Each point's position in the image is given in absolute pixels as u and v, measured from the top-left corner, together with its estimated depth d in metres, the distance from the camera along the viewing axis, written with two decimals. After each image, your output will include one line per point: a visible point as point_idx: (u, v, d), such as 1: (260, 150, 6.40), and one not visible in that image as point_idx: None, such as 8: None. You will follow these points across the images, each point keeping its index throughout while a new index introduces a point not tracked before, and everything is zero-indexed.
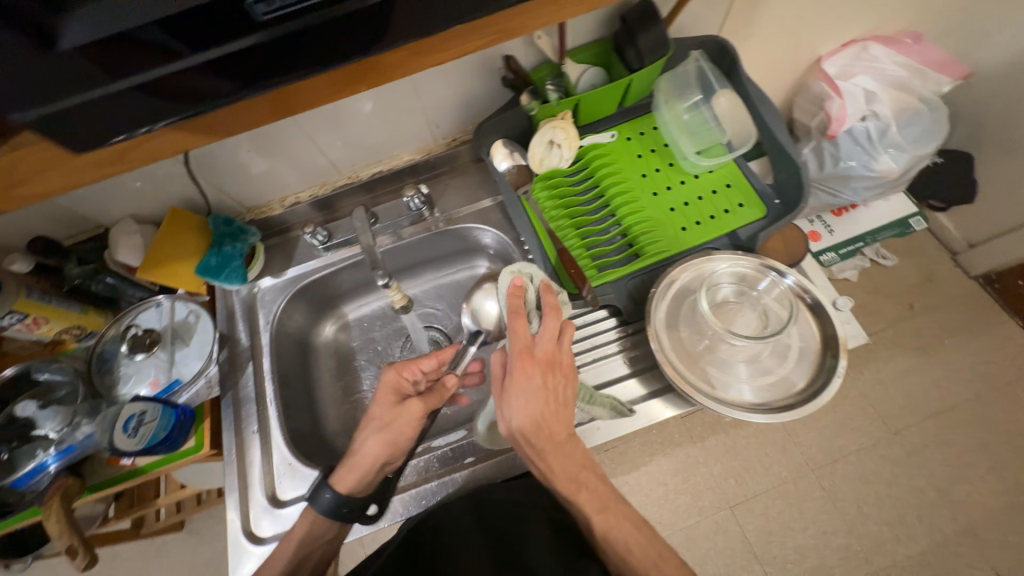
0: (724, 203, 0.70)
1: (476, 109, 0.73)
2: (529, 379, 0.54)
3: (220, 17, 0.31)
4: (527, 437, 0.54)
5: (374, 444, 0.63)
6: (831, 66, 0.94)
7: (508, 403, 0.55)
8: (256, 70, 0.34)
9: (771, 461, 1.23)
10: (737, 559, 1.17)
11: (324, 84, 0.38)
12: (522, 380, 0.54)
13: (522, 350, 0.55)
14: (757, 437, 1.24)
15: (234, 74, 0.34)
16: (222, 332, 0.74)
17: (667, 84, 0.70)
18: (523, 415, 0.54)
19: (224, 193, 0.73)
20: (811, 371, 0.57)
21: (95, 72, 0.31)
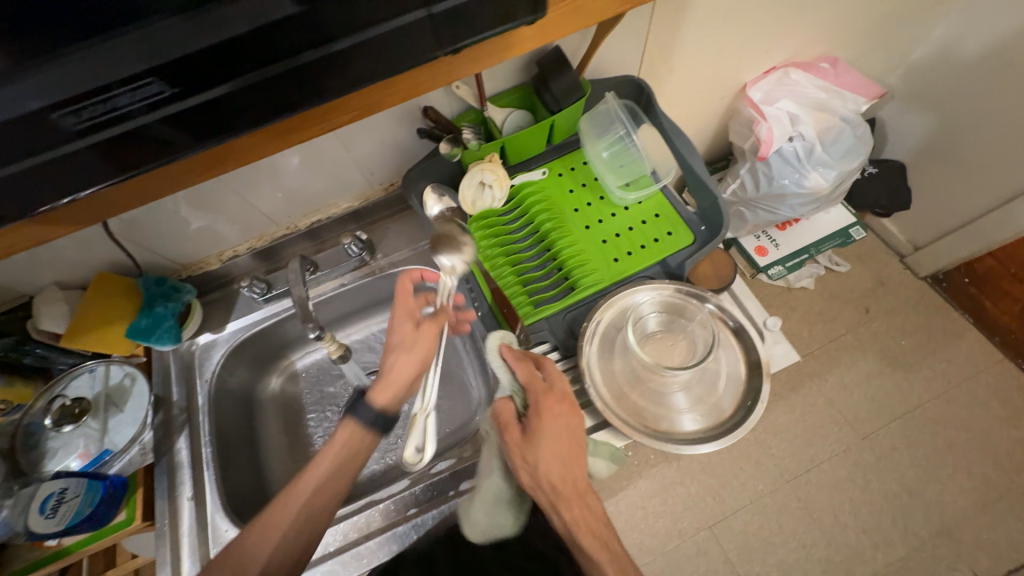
0: (654, 233, 0.72)
1: (409, 155, 0.75)
2: (557, 420, 0.55)
3: (195, 71, 0.32)
4: (554, 482, 0.54)
5: (404, 365, 0.61)
6: (756, 91, 0.99)
7: (533, 448, 0.54)
8: (240, 112, 0.35)
9: (746, 476, 1.22)
10: None
11: (328, 112, 0.39)
12: (553, 422, 0.55)
13: (547, 392, 0.56)
14: (731, 452, 1.24)
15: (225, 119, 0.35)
16: (156, 395, 0.72)
17: (590, 122, 0.72)
18: (551, 459, 0.54)
19: (156, 253, 0.72)
20: (739, 397, 0.58)
21: (96, 122, 0.32)
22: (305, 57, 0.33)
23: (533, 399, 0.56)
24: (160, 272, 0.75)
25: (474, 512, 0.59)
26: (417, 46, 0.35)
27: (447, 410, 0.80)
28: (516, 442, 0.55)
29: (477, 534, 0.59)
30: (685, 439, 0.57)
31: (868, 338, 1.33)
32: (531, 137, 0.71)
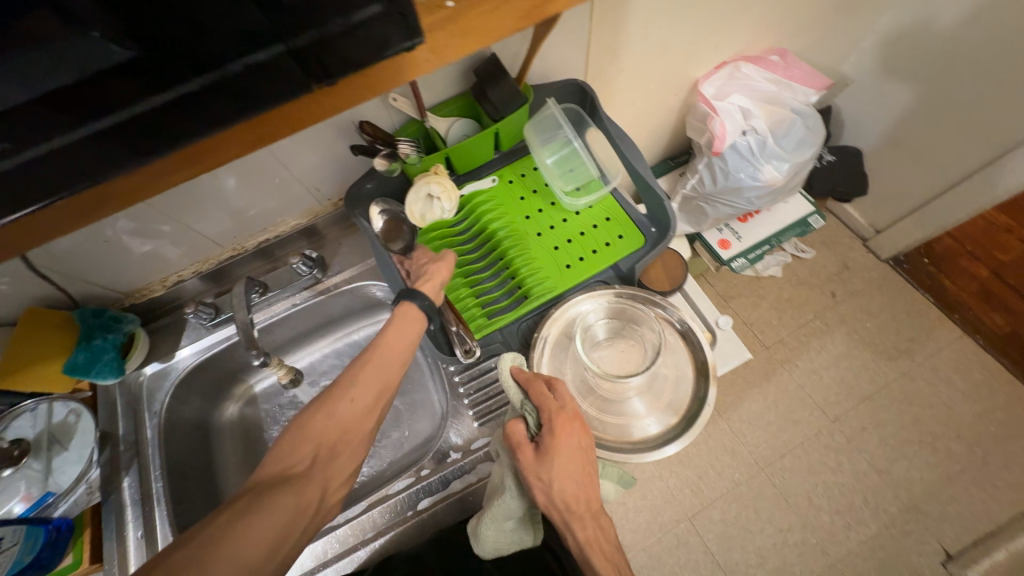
0: (605, 236, 0.72)
1: (355, 169, 0.73)
2: (570, 438, 0.53)
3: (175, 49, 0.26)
4: (568, 501, 0.52)
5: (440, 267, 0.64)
6: (709, 87, 0.99)
7: (546, 467, 0.52)
8: (236, 101, 0.29)
9: (722, 465, 1.24)
10: (701, 571, 1.16)
11: (335, 99, 0.33)
12: (566, 441, 0.52)
13: (560, 409, 0.53)
14: (707, 444, 1.26)
15: (216, 108, 0.29)
16: (102, 430, 0.69)
17: (535, 127, 0.72)
18: (565, 477, 0.52)
19: (94, 283, 0.69)
20: (688, 398, 0.59)
21: (67, 117, 0.26)
22: (299, 40, 0.28)
23: (547, 415, 0.53)
24: (101, 303, 0.72)
25: (484, 530, 0.57)
26: (293, 76, 0.29)
27: (408, 427, 0.79)
28: (529, 461, 0.52)
29: (488, 550, 0.57)
30: (637, 446, 0.58)
31: (835, 322, 1.36)
32: (476, 147, 0.70)
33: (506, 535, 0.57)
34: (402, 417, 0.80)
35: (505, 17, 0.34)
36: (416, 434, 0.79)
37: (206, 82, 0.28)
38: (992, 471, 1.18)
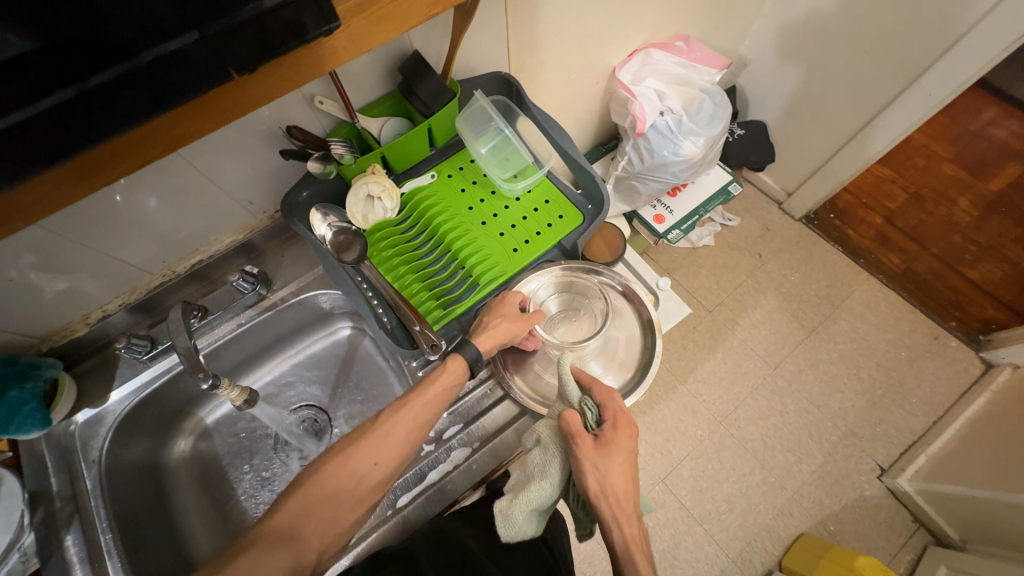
0: (547, 218, 0.75)
1: (286, 177, 0.71)
2: (628, 440, 0.57)
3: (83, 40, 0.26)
4: (617, 495, 0.54)
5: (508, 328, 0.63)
6: (625, 73, 1.07)
7: (603, 459, 0.54)
8: (155, 92, 0.29)
9: (685, 425, 1.32)
10: (679, 526, 1.23)
11: (261, 86, 0.34)
12: (622, 444, 0.56)
13: (620, 412, 0.57)
14: (670, 409, 1.34)
15: (135, 98, 0.29)
16: (32, 490, 0.62)
17: (467, 120, 0.74)
18: (617, 474, 0.54)
19: (2, 330, 0.63)
20: (640, 352, 0.67)
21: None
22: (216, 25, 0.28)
23: (609, 414, 0.57)
24: (12, 351, 0.65)
25: (515, 514, 0.56)
26: (207, 63, 0.29)
27: None
28: (586, 450, 0.54)
29: (508, 533, 0.57)
30: None
31: (765, 280, 1.49)
32: (410, 144, 0.71)
33: (529, 526, 0.57)
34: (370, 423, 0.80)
35: (416, 5, 0.36)
36: None
37: (122, 73, 0.27)
38: (907, 390, 1.35)
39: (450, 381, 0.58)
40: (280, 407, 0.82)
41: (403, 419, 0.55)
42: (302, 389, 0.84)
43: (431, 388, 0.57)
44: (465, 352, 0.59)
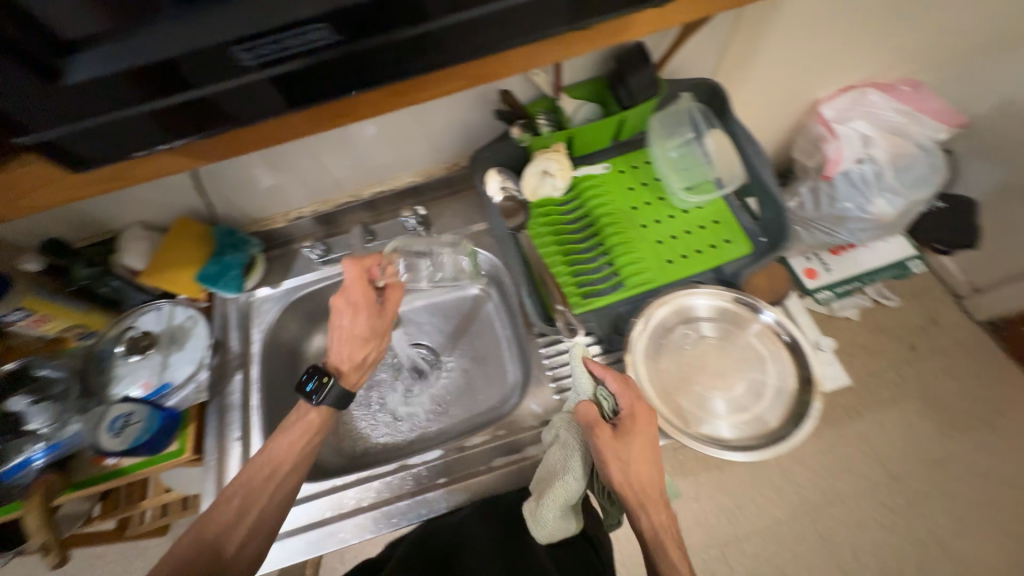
0: (712, 238, 0.71)
1: (476, 136, 0.76)
2: (649, 424, 0.53)
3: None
4: (644, 484, 0.51)
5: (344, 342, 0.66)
6: (831, 108, 0.96)
7: (624, 449, 0.51)
8: (464, 41, 0.39)
9: (765, 501, 1.19)
10: None
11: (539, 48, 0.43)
12: (648, 432, 0.52)
13: (638, 395, 0.54)
14: (747, 475, 1.20)
15: (446, 47, 0.39)
16: (215, 338, 0.76)
17: (658, 122, 0.73)
18: (640, 464, 0.51)
19: (232, 205, 0.76)
20: (785, 412, 0.56)
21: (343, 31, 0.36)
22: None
23: (626, 400, 0.53)
24: (231, 224, 0.80)
25: (545, 514, 0.55)
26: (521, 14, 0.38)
27: (479, 392, 0.81)
28: (606, 439, 0.52)
29: (544, 535, 0.57)
30: (725, 446, 0.56)
31: (907, 376, 1.25)
32: (597, 131, 0.72)
33: (560, 521, 0.56)
34: (476, 381, 0.82)
35: None
36: (486, 400, 0.80)
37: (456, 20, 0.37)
38: None
39: (319, 427, 0.64)
40: (410, 334, 0.85)
41: (281, 446, 0.61)
42: (424, 327, 0.87)
43: (291, 437, 0.62)
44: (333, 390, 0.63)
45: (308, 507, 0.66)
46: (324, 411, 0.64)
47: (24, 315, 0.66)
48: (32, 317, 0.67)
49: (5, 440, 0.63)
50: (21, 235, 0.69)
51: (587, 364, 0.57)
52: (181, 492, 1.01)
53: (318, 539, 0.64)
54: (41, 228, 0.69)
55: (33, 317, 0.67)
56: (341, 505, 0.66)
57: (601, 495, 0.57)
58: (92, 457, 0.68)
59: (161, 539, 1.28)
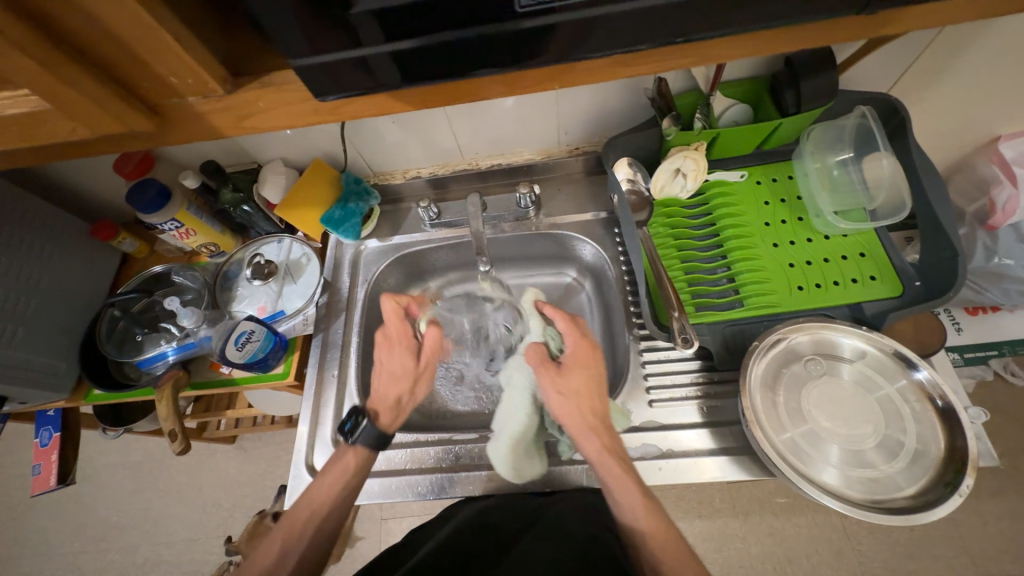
0: (854, 272, 0.64)
1: (609, 121, 0.74)
2: (594, 361, 0.59)
3: None
4: (585, 411, 0.56)
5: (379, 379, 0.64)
6: (1011, 148, 0.80)
7: (568, 383, 0.57)
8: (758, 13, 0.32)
9: (820, 562, 1.00)
10: None
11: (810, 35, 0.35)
12: (592, 370, 0.58)
13: (581, 335, 0.60)
14: (811, 530, 1.02)
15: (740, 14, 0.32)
16: (326, 279, 0.81)
17: (816, 136, 0.66)
18: (586, 397, 0.57)
19: (361, 156, 0.80)
20: (924, 480, 0.50)
21: None
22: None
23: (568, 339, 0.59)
24: (356, 173, 0.84)
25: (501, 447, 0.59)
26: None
27: None
28: (550, 378, 0.58)
29: (512, 471, 0.59)
30: (845, 500, 0.50)
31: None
32: (746, 136, 0.67)
33: (520, 458, 0.59)
34: None
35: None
36: None
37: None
38: None
39: (355, 471, 0.59)
40: None
41: (319, 489, 0.58)
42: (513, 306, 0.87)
43: (325, 480, 0.58)
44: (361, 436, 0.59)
45: (387, 454, 0.68)
46: (355, 454, 0.59)
47: (175, 227, 0.75)
48: (181, 228, 0.75)
49: (147, 332, 0.73)
50: (188, 154, 0.76)
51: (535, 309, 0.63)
52: (258, 410, 1.09)
53: (395, 487, 0.66)
54: (204, 151, 0.76)
55: (182, 229, 0.76)
56: (421, 460, 0.68)
57: (557, 429, 0.62)
58: (210, 363, 0.76)
59: (228, 447, 1.41)
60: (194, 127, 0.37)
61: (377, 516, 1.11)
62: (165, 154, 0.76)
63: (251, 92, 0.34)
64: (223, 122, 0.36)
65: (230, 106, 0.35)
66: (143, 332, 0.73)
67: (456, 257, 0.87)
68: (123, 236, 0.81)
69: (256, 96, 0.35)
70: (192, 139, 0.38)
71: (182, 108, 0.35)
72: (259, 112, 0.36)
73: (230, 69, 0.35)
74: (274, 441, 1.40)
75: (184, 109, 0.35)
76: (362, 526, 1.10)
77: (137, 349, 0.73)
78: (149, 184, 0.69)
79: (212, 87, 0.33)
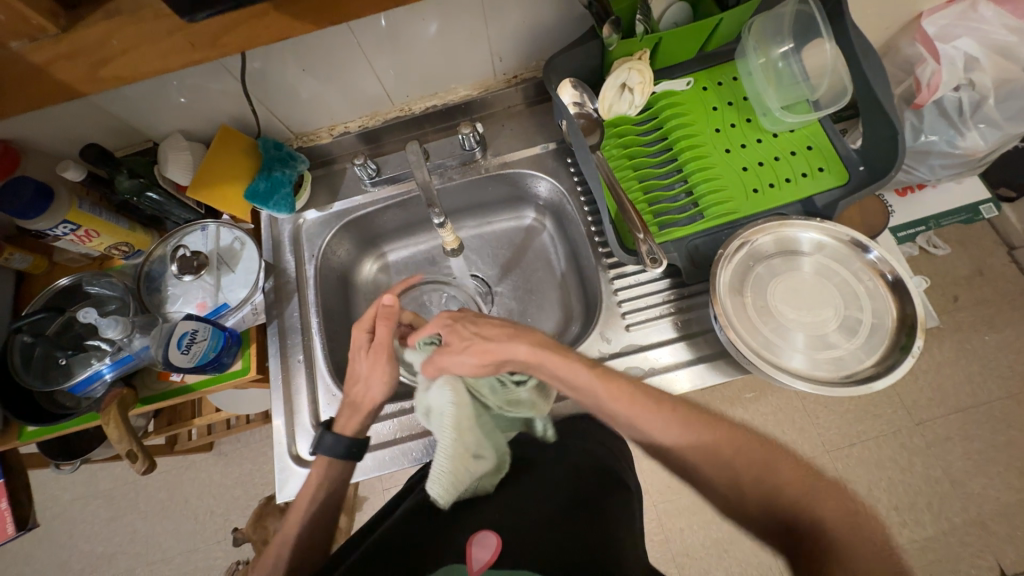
0: (804, 165, 0.64)
1: (545, 40, 0.68)
2: (384, 325, 0.60)
3: None
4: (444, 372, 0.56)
5: (366, 365, 0.59)
6: (931, 25, 0.82)
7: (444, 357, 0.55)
8: None
9: (786, 439, 1.07)
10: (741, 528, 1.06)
11: None
12: (385, 326, 0.60)
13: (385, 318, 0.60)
14: (777, 415, 1.09)
15: None
16: (268, 261, 0.74)
17: (758, 28, 0.65)
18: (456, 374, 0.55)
19: (276, 116, 0.70)
20: (882, 349, 0.54)
21: None
22: None
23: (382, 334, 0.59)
24: (275, 137, 0.74)
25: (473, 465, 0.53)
26: None
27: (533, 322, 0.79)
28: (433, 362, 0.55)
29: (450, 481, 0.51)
30: (815, 381, 0.54)
31: (946, 328, 1.07)
32: (687, 38, 0.63)
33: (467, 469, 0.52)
34: (530, 312, 0.80)
35: None
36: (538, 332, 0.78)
37: None
38: None
39: (323, 480, 0.58)
40: (472, 262, 0.84)
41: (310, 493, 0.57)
42: (475, 259, 0.84)
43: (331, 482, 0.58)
44: (322, 445, 0.58)
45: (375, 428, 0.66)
46: (319, 466, 0.58)
47: (71, 230, 0.64)
48: (79, 231, 0.64)
49: (72, 355, 0.65)
50: (62, 140, 0.64)
51: (380, 319, 0.60)
52: (226, 412, 1.03)
53: (388, 458, 0.64)
54: (80, 134, 0.64)
55: (81, 232, 0.65)
56: (411, 427, 0.66)
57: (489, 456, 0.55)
58: (158, 373, 0.69)
59: (207, 454, 1.34)
60: (35, 82, 0.35)
61: (378, 488, 1.11)
62: (33, 145, 0.64)
63: (99, 29, 0.33)
64: (71, 74, 0.35)
65: (76, 51, 0.34)
66: (65, 355, 0.64)
67: (407, 215, 0.81)
68: (10, 251, 0.69)
69: (106, 33, 0.33)
70: (49, 98, 0.36)
71: (15, 61, 0.33)
72: (116, 55, 0.35)
73: (62, 7, 0.34)
74: (256, 439, 1.35)
75: (18, 62, 0.34)
76: (363, 500, 1.10)
77: (63, 375, 0.64)
78: (20, 184, 0.58)
79: (45, 24, 0.32)
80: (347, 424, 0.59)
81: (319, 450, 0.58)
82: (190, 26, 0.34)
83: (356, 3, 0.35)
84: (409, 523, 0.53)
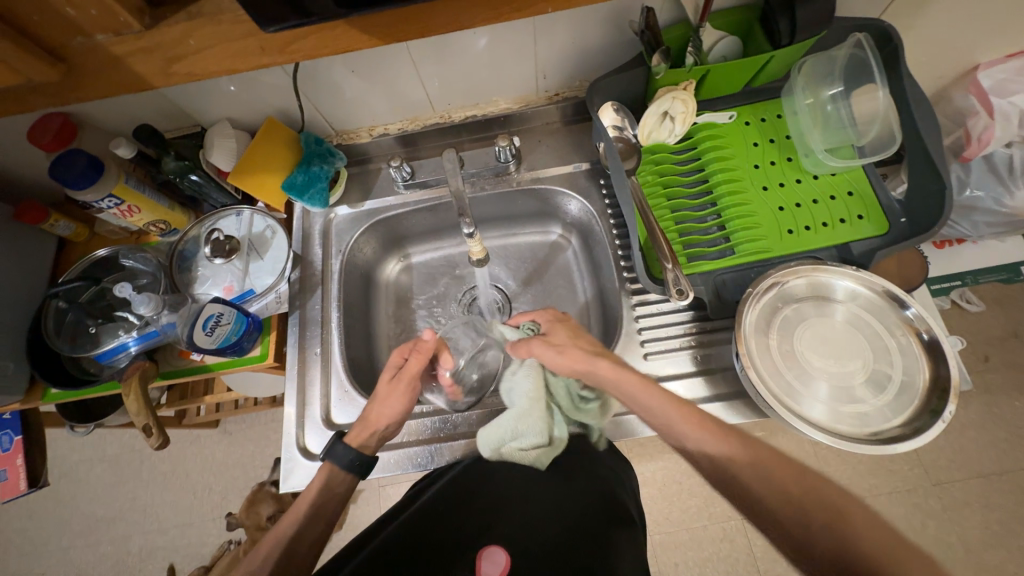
0: (842, 211, 0.63)
1: (592, 62, 0.68)
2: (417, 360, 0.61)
3: None
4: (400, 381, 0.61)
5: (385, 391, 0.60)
6: (987, 78, 0.79)
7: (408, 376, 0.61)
8: None
9: None
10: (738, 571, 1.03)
11: None
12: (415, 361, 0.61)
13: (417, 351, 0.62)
14: None
15: None
16: (296, 252, 0.75)
17: (809, 68, 0.64)
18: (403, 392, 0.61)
19: (320, 112, 0.71)
20: (911, 409, 0.52)
21: None
22: None
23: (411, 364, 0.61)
24: (316, 133, 0.76)
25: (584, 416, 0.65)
26: None
27: None
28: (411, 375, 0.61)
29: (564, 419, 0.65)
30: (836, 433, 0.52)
31: (973, 389, 1.03)
32: (736, 73, 0.63)
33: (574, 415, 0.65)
34: None
35: None
36: None
37: None
38: None
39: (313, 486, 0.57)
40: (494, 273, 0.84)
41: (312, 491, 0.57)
42: (497, 270, 0.85)
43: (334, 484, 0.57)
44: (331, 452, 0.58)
45: None
46: (323, 472, 0.58)
47: (115, 204, 0.66)
48: (122, 205, 0.67)
49: (101, 324, 0.67)
50: (116, 118, 0.67)
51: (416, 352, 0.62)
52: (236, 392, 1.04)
53: (393, 460, 0.64)
54: (134, 114, 0.67)
55: (123, 206, 0.67)
56: (417, 432, 0.66)
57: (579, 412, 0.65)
58: (179, 350, 0.71)
59: (212, 430, 1.36)
60: (111, 73, 0.37)
61: (374, 484, 1.11)
62: (89, 120, 0.67)
63: (180, 27, 0.35)
64: (145, 68, 0.37)
65: (153, 47, 0.36)
66: (94, 323, 0.66)
67: (434, 220, 0.82)
68: (55, 218, 0.71)
69: (184, 32, 0.35)
70: (119, 87, 0.38)
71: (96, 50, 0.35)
72: (190, 53, 0.36)
73: (146, 4, 0.35)
74: (260, 421, 1.36)
75: (97, 51, 0.35)
76: (358, 495, 1.10)
77: (90, 342, 0.66)
78: (74, 156, 0.60)
79: (129, 20, 0.34)
80: (358, 435, 0.59)
81: (331, 457, 0.57)
82: (265, 34, 0.35)
83: (420, 23, 0.36)
84: (421, 525, 0.53)
